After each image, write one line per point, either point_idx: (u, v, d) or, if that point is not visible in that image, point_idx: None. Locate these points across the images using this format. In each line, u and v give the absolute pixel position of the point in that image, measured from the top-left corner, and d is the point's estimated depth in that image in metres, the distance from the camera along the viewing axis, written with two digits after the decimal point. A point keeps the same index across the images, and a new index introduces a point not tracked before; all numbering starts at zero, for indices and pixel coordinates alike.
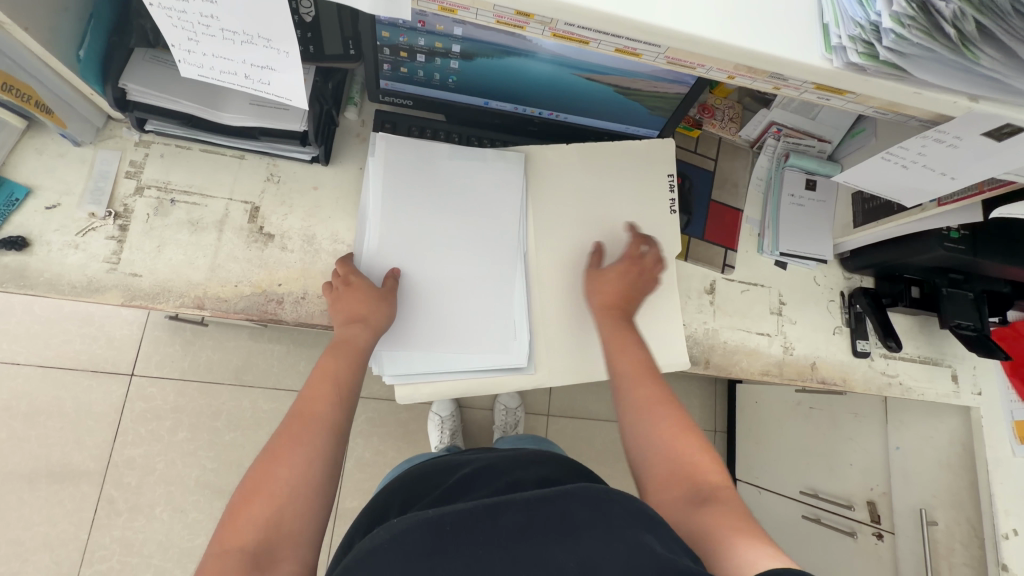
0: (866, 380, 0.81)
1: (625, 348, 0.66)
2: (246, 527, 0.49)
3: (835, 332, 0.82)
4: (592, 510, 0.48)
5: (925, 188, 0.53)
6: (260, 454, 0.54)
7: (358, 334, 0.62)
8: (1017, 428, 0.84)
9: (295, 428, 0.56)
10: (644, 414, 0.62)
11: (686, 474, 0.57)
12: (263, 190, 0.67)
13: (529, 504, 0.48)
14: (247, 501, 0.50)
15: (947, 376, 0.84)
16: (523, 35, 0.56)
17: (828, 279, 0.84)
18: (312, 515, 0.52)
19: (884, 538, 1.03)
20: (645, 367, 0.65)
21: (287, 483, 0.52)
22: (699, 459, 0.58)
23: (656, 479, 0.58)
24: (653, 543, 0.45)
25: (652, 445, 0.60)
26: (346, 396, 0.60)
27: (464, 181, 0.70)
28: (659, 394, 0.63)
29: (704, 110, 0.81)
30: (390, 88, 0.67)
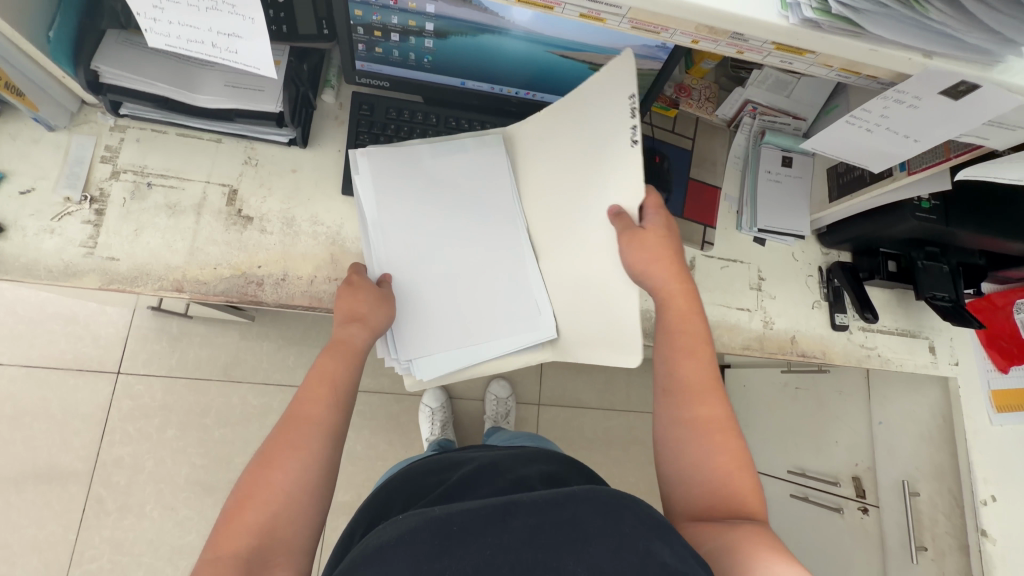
0: (845, 353, 0.82)
1: (693, 350, 0.60)
2: (238, 535, 0.46)
3: (814, 306, 0.83)
4: (603, 517, 0.48)
5: (892, 152, 0.54)
6: (253, 459, 0.52)
7: (354, 334, 0.60)
8: (993, 397, 0.87)
9: (291, 431, 0.53)
10: (702, 432, 0.56)
11: (725, 494, 0.53)
12: (241, 173, 0.67)
13: (540, 508, 0.49)
14: (240, 506, 0.48)
15: (926, 348, 0.86)
16: (494, 10, 0.56)
17: (806, 255, 0.85)
18: (308, 524, 0.50)
19: (869, 512, 1.04)
20: (712, 377, 0.59)
21: (281, 487, 0.50)
22: (741, 483, 0.53)
23: (689, 491, 0.54)
24: (663, 554, 0.46)
25: (697, 457, 0.55)
26: (342, 397, 0.57)
27: (461, 168, 0.70)
28: (721, 415, 0.57)
29: (680, 91, 0.82)
30: (366, 69, 0.68)
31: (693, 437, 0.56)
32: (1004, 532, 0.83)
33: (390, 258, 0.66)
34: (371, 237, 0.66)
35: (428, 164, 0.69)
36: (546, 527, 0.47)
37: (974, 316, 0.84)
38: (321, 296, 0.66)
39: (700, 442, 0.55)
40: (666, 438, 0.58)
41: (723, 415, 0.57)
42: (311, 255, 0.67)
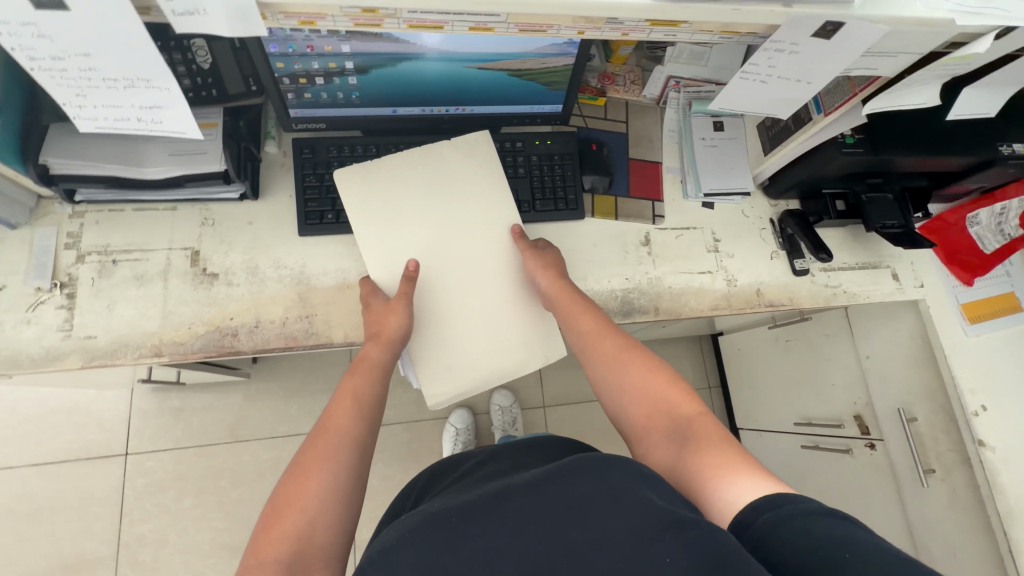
0: (812, 295, 0.85)
1: (581, 317, 0.71)
2: (276, 545, 0.49)
3: (773, 256, 0.86)
4: (594, 480, 0.51)
5: (792, 96, 0.58)
6: (286, 473, 0.55)
7: (371, 350, 0.66)
8: (963, 310, 0.90)
9: (322, 444, 0.57)
10: (614, 369, 0.67)
11: (664, 411, 0.61)
12: (200, 234, 0.70)
13: (533, 488, 0.51)
14: (276, 519, 0.51)
15: (890, 277, 0.89)
16: (404, 39, 0.60)
17: (756, 210, 0.88)
18: (339, 529, 0.53)
19: (876, 447, 1.05)
20: (605, 329, 0.71)
21: (315, 497, 0.53)
22: (672, 395, 0.62)
23: (640, 427, 0.63)
24: (654, 498, 0.49)
25: (631, 394, 0.64)
26: (367, 410, 0.62)
27: (442, 192, 0.75)
28: (622, 347, 0.69)
29: (605, 79, 0.87)
30: (300, 115, 0.71)
31: (618, 382, 0.66)
32: (998, 437, 0.84)
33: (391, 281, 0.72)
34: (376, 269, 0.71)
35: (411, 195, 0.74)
36: (544, 494, 0.50)
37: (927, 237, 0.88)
38: (296, 335, 0.69)
39: (625, 379, 0.66)
40: (607, 394, 0.67)
41: (633, 352, 0.68)
42: (280, 298, 0.70)
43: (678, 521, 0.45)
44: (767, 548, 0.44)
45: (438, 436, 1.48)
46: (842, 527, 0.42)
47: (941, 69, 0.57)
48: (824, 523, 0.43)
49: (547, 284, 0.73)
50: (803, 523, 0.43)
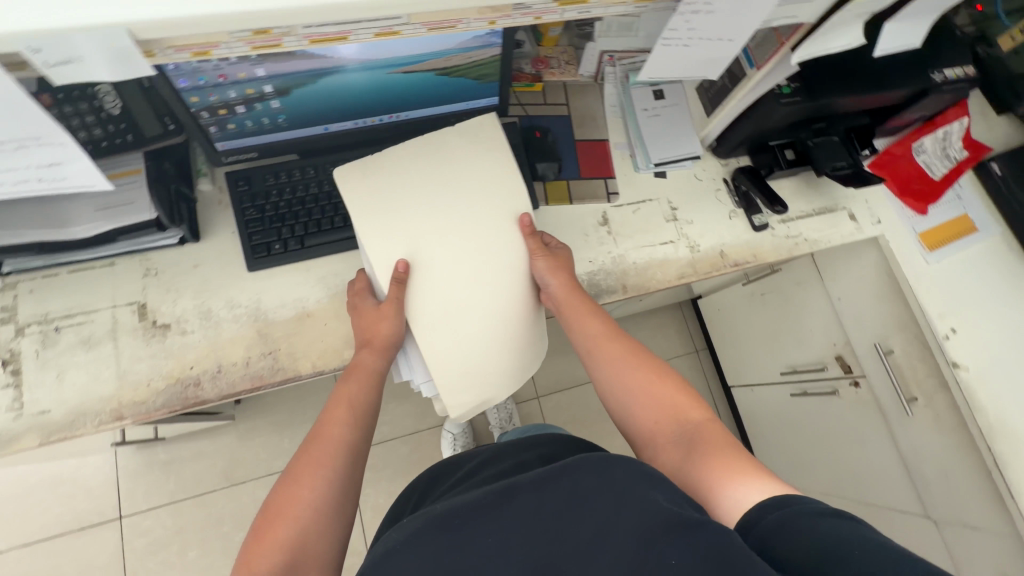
0: (775, 248, 0.86)
1: (588, 319, 0.71)
2: (269, 553, 0.51)
3: (732, 216, 0.86)
4: (598, 475, 0.52)
5: (719, 55, 0.57)
6: (279, 480, 0.57)
7: (366, 357, 0.65)
8: (922, 238, 0.92)
9: (315, 455, 0.59)
10: (622, 373, 0.67)
11: (674, 417, 0.61)
12: (144, 286, 0.67)
13: (538, 485, 0.53)
14: (270, 526, 0.53)
15: (847, 218, 0.90)
16: (320, 54, 0.58)
17: (708, 172, 0.88)
18: (333, 537, 0.55)
19: (860, 383, 1.07)
20: (612, 333, 0.71)
21: (307, 507, 0.55)
22: (680, 401, 0.63)
23: (647, 432, 0.63)
24: (660, 497, 0.48)
25: (640, 398, 0.64)
26: (360, 419, 0.63)
27: (445, 186, 0.70)
28: (631, 351, 0.69)
29: (539, 64, 0.85)
30: (228, 147, 0.69)
31: (625, 387, 0.66)
32: (970, 358, 0.87)
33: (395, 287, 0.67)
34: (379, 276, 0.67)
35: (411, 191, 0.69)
36: (546, 492, 0.52)
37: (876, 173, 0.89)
38: (262, 373, 0.67)
39: (633, 384, 0.66)
40: (614, 397, 0.67)
41: (641, 357, 0.68)
42: (239, 338, 0.67)
43: (687, 524, 0.44)
44: (773, 547, 0.44)
45: (437, 444, 1.47)
46: (850, 527, 0.42)
47: (859, 9, 0.58)
48: (829, 523, 0.43)
49: (554, 285, 0.71)
50: (806, 522, 0.43)
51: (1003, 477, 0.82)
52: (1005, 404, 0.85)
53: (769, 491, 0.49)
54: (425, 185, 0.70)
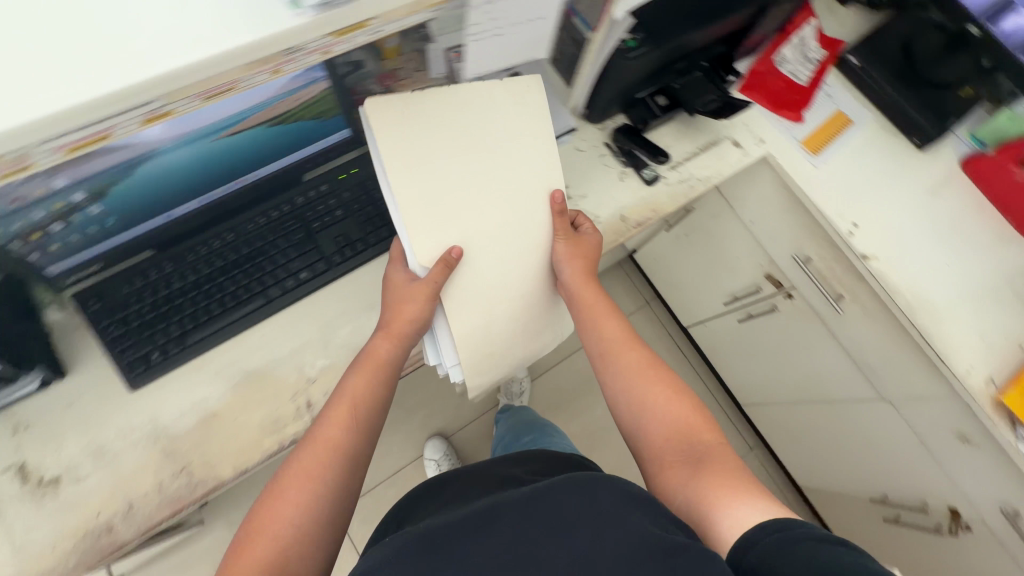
0: (672, 197, 0.85)
1: (606, 324, 0.75)
2: (247, 566, 0.52)
3: (623, 177, 0.85)
4: (580, 500, 0.58)
5: (537, 34, 0.56)
6: (271, 483, 0.58)
7: (382, 348, 0.64)
8: (804, 145, 0.94)
9: (310, 460, 0.59)
10: (637, 384, 0.71)
11: (683, 435, 0.66)
12: (17, 445, 0.60)
13: (523, 513, 0.58)
14: (254, 538, 0.54)
15: (732, 147, 0.91)
16: (120, 144, 0.52)
17: (588, 140, 0.87)
18: (317, 553, 0.56)
19: (793, 295, 1.10)
20: (630, 340, 0.75)
21: (295, 521, 0.55)
22: (692, 419, 0.67)
23: (656, 447, 0.67)
24: (645, 523, 0.54)
25: (653, 411, 0.69)
26: (360, 420, 0.63)
27: (487, 160, 0.66)
28: (648, 363, 0.73)
29: (387, 79, 0.80)
30: (63, 268, 0.61)
31: (637, 397, 0.70)
32: (877, 247, 0.90)
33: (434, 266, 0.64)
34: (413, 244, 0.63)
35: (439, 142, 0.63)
36: (531, 518, 0.57)
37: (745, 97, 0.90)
38: (180, 494, 0.61)
39: (648, 395, 0.70)
40: (626, 404, 0.71)
41: (657, 368, 0.72)
42: (142, 466, 0.61)
43: (670, 546, 0.50)
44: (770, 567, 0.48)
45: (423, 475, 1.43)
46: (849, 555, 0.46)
47: None
48: (826, 549, 0.47)
49: (572, 275, 0.72)
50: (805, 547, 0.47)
51: (931, 349, 0.86)
52: (914, 281, 0.89)
53: (768, 512, 0.53)
54: (458, 138, 0.64)
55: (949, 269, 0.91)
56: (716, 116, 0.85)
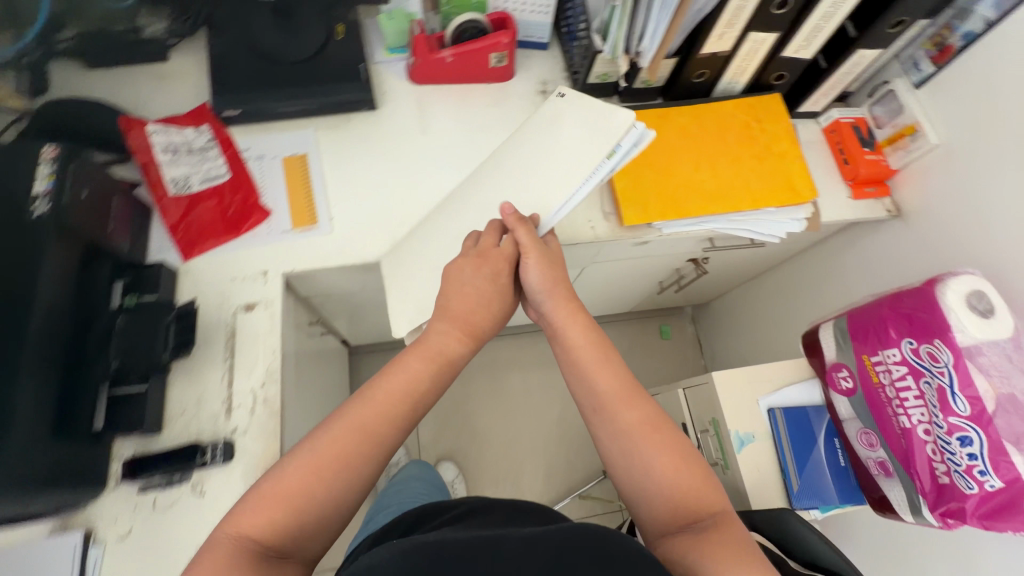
0: (263, 439, 0.66)
1: (600, 375, 0.66)
2: (254, 524, 0.51)
3: (200, 489, 0.63)
4: (587, 549, 0.45)
5: None
6: (295, 448, 0.56)
7: (445, 345, 0.63)
8: (299, 226, 0.78)
9: (339, 447, 0.56)
10: (631, 444, 0.62)
11: (687, 503, 0.59)
12: None
13: (528, 543, 0.45)
14: (262, 499, 0.52)
15: (249, 317, 0.72)
16: None
17: (118, 512, 0.61)
18: (318, 535, 0.54)
19: None
20: (632, 390, 0.65)
21: (305, 490, 0.53)
22: (698, 487, 0.60)
23: (654, 511, 0.60)
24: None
25: (646, 474, 0.61)
26: (405, 417, 0.59)
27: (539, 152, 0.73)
28: (653, 416, 0.64)
29: None
30: None
31: (635, 456, 0.62)
32: None
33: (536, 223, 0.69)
34: (556, 214, 0.68)
35: (568, 134, 0.71)
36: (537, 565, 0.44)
37: (183, 309, 0.68)
38: None
39: (647, 454, 0.61)
40: (614, 459, 0.64)
41: (656, 426, 0.63)
42: None
43: None
44: None
45: None
46: None
47: None
48: None
49: (553, 309, 0.69)
50: None
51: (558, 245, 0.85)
52: None
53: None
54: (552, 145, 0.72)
55: None
56: (189, 349, 0.67)
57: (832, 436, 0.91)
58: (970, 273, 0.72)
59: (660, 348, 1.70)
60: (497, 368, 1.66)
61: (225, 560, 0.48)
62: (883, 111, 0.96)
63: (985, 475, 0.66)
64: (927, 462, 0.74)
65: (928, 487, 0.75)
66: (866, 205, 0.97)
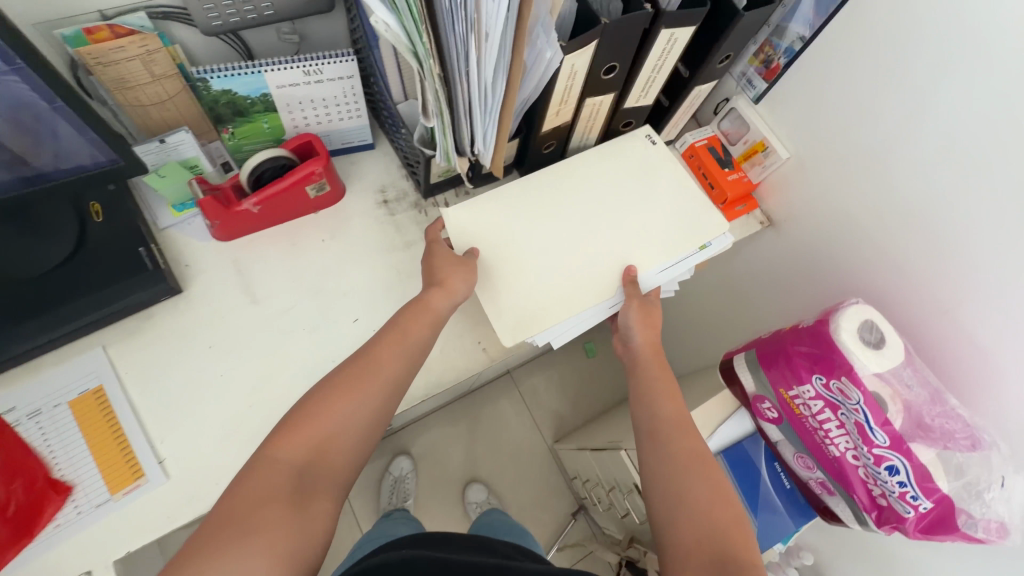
0: None
1: (662, 401, 0.67)
2: (287, 449, 0.52)
3: None
4: None
5: None
6: (318, 383, 0.58)
7: (435, 296, 0.65)
8: (119, 489, 0.60)
9: (356, 381, 0.58)
10: (674, 477, 0.59)
11: (716, 528, 0.54)
12: None
13: None
14: (292, 427, 0.53)
15: None
16: None
17: None
18: (347, 465, 0.55)
19: None
20: (687, 428, 0.64)
21: (332, 422, 0.55)
22: (727, 514, 0.55)
23: (682, 546, 0.54)
24: None
25: (680, 505, 0.57)
26: (410, 361, 0.62)
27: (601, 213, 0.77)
28: (703, 456, 0.61)
29: None
30: None
31: (672, 491, 0.59)
32: None
33: (648, 273, 0.76)
34: (655, 274, 0.76)
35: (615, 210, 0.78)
36: None
37: None
38: None
39: (693, 485, 0.58)
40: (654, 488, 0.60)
41: (707, 461, 0.60)
42: None
43: None
44: None
45: None
46: None
47: None
48: None
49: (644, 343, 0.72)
50: None
51: (453, 383, 0.76)
52: None
53: None
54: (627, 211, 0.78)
55: (364, 320, 0.73)
56: None
57: (772, 460, 0.91)
58: (856, 304, 0.72)
59: (590, 368, 1.68)
60: (438, 446, 1.54)
61: (265, 484, 0.49)
62: (730, 126, 0.93)
63: (917, 499, 0.69)
64: (863, 484, 0.76)
65: (867, 505, 0.77)
66: (740, 224, 0.95)
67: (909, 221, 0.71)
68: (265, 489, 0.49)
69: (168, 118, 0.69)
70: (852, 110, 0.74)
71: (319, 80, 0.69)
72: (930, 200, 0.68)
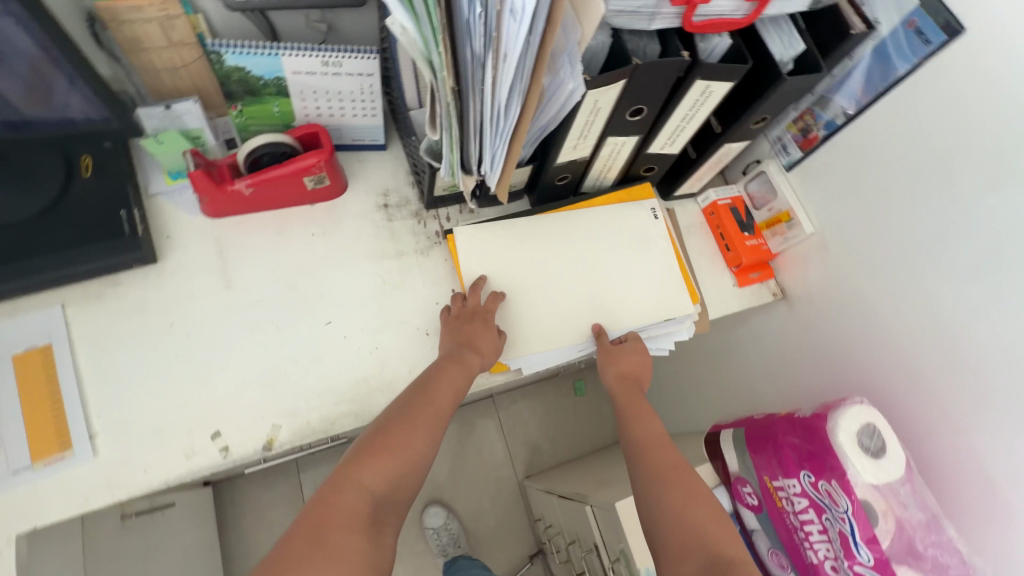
0: None
1: (642, 424, 0.69)
2: (366, 479, 0.51)
3: None
4: None
5: None
6: (383, 418, 0.56)
7: (490, 343, 0.66)
8: (41, 459, 0.57)
9: (422, 419, 0.57)
10: (654, 492, 0.60)
11: (697, 529, 0.55)
12: None
13: None
14: (369, 459, 0.52)
15: None
16: None
17: None
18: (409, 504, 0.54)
19: None
20: (660, 442, 0.66)
21: (407, 459, 0.54)
22: (709, 515, 0.57)
23: (673, 543, 0.55)
24: None
25: (661, 512, 0.58)
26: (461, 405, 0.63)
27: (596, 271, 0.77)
28: (677, 462, 0.63)
29: None
30: None
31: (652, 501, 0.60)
32: (262, 421, 0.63)
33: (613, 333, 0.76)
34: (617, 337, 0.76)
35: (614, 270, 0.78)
36: None
37: None
38: None
39: (665, 496, 0.59)
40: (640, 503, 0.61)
41: (678, 469, 0.62)
42: None
43: None
44: None
45: None
46: None
47: None
48: None
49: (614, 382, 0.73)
50: None
51: None
52: (329, 387, 0.66)
53: None
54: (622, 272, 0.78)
55: (336, 324, 0.69)
56: None
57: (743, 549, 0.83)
58: (860, 404, 0.66)
59: (575, 407, 1.61)
60: None
61: (344, 513, 0.48)
62: (757, 188, 0.89)
63: None
64: None
65: None
66: (752, 292, 0.90)
67: (931, 327, 0.66)
68: (349, 519, 0.48)
69: (180, 86, 0.68)
70: (888, 198, 0.69)
71: (337, 73, 0.67)
72: (958, 310, 0.63)
